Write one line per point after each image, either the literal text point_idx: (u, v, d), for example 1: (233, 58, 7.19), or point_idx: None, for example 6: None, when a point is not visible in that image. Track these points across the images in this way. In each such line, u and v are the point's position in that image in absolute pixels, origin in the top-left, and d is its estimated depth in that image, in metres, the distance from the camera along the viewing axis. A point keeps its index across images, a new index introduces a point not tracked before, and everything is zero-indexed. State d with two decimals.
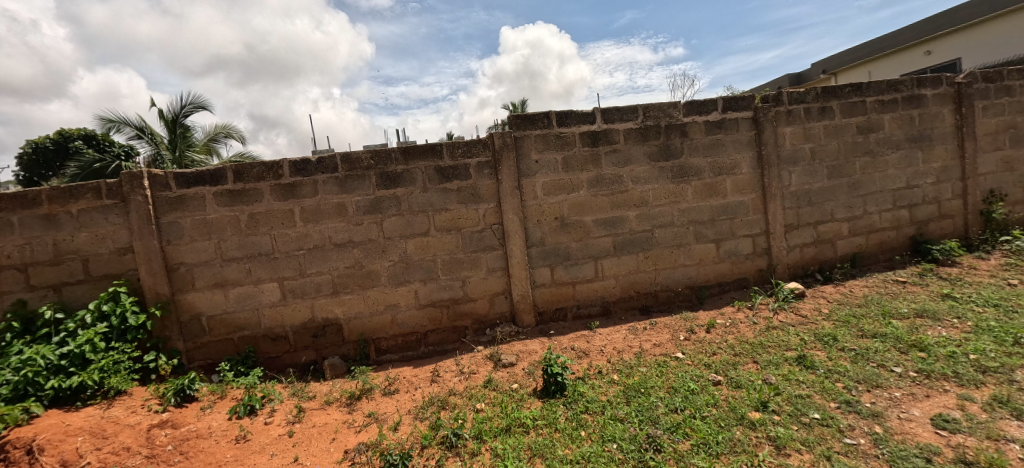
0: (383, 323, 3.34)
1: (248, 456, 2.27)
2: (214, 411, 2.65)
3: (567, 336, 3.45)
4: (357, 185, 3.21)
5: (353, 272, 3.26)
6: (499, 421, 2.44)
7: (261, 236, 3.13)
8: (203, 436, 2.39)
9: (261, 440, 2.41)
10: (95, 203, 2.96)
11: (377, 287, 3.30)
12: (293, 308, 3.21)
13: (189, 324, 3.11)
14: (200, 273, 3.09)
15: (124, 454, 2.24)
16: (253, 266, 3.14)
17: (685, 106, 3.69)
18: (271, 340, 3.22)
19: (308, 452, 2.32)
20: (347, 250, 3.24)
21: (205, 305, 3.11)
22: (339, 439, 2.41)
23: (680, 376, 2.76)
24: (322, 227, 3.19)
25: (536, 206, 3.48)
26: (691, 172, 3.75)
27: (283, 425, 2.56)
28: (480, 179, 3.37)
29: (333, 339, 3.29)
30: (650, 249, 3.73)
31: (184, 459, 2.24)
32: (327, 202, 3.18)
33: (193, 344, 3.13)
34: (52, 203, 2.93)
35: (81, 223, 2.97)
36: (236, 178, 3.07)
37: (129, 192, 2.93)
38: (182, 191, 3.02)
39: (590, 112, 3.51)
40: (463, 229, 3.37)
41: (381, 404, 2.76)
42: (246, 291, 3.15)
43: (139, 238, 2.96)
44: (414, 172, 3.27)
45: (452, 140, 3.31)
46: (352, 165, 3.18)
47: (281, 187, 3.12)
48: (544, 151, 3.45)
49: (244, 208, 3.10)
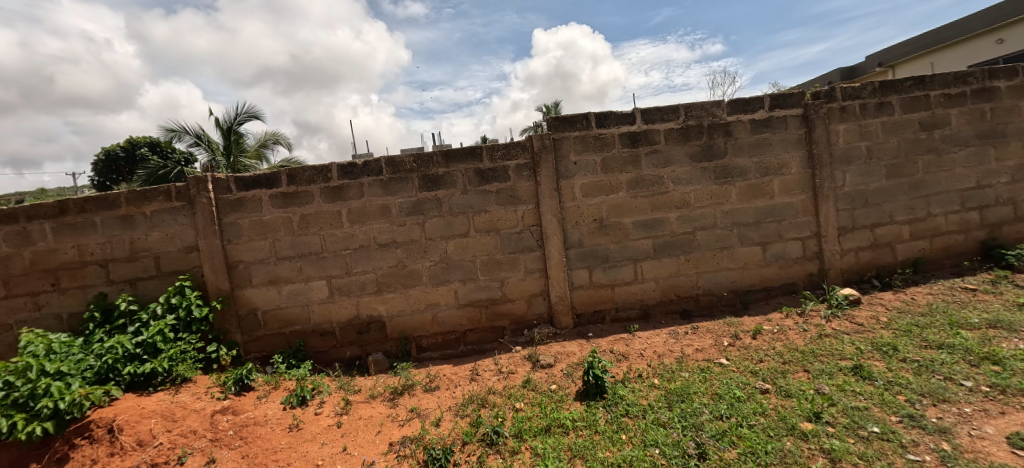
0: (424, 321, 3.43)
1: (301, 444, 2.40)
2: (269, 400, 2.82)
3: (605, 338, 3.42)
4: (400, 187, 3.32)
5: (395, 271, 3.37)
6: (539, 421, 2.45)
7: (311, 236, 3.30)
8: (260, 423, 2.54)
9: (312, 429, 2.54)
10: (166, 205, 3.22)
11: (418, 286, 3.40)
12: (340, 305, 3.36)
13: (246, 318, 3.32)
14: (257, 270, 3.29)
15: (191, 437, 2.42)
16: (304, 265, 3.31)
17: (729, 105, 3.58)
18: (319, 335, 3.38)
19: (355, 442, 2.42)
20: (391, 251, 3.35)
21: (260, 300, 3.31)
22: (385, 432, 2.50)
23: (725, 383, 2.67)
24: (368, 228, 3.32)
25: (574, 208, 3.47)
26: (736, 173, 3.63)
27: (331, 416, 2.68)
28: (518, 181, 3.40)
29: (376, 336, 3.41)
30: (691, 252, 3.64)
31: (244, 444, 2.39)
32: (373, 204, 3.31)
33: (249, 336, 3.34)
34: (129, 205, 3.21)
35: (153, 223, 3.23)
36: (289, 181, 3.25)
37: (195, 194, 3.17)
38: (242, 193, 3.23)
39: (630, 113, 3.47)
40: (501, 230, 3.42)
41: (423, 400, 2.84)
42: (297, 288, 3.33)
43: (204, 238, 3.19)
44: (454, 174, 3.35)
45: (491, 143, 3.37)
46: (396, 167, 3.30)
47: (330, 189, 3.27)
48: (582, 152, 3.45)
49: (297, 210, 3.28)
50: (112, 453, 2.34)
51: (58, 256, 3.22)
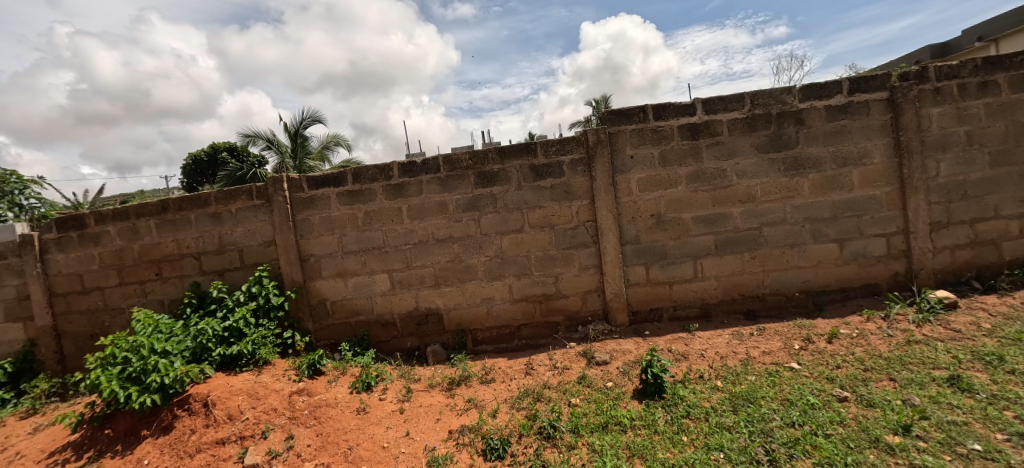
0: (479, 315, 3.51)
1: (368, 426, 2.55)
2: (338, 384, 3.02)
3: (662, 337, 3.32)
4: (457, 184, 3.41)
5: (452, 266, 3.48)
6: (595, 418, 2.44)
7: (374, 231, 3.48)
8: (331, 405, 2.73)
9: (378, 413, 2.69)
10: (248, 203, 3.53)
11: (474, 280, 3.48)
12: (401, 297, 3.52)
13: (317, 307, 3.56)
14: (326, 263, 3.53)
15: (272, 414, 2.65)
16: (368, 259, 3.51)
17: (801, 91, 3.33)
18: (382, 325, 3.57)
19: (417, 428, 2.54)
20: (448, 246, 3.46)
21: (329, 291, 3.55)
22: (444, 420, 2.60)
23: (796, 388, 2.51)
24: (426, 224, 3.45)
25: (630, 203, 3.40)
26: (809, 164, 3.37)
27: (394, 402, 2.82)
28: (573, 176, 3.38)
29: (434, 327, 3.54)
30: (757, 249, 3.43)
31: (318, 423, 2.58)
32: (431, 201, 3.43)
33: (320, 325, 3.59)
34: (218, 203, 3.55)
35: (237, 220, 3.56)
36: (354, 180, 3.45)
37: (273, 192, 3.45)
38: (313, 192, 3.48)
39: (690, 103, 3.33)
40: (556, 226, 3.42)
41: (479, 391, 2.92)
42: (362, 281, 3.53)
43: (281, 233, 3.47)
44: (509, 171, 3.39)
45: (545, 139, 3.38)
46: (453, 165, 3.40)
47: (391, 187, 3.44)
48: (639, 146, 3.37)
49: (362, 207, 3.47)
50: (208, 424, 2.61)
51: (161, 248, 3.64)
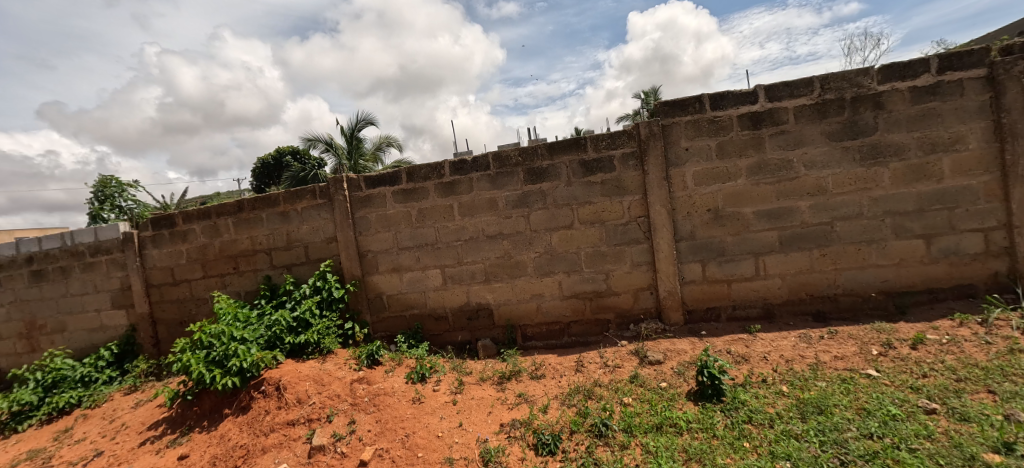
0: (529, 310, 3.53)
1: (423, 416, 2.65)
2: (394, 375, 3.16)
3: (720, 338, 3.17)
4: (507, 181, 3.45)
5: (503, 262, 3.52)
6: (649, 418, 2.38)
7: (427, 228, 3.60)
8: (389, 393, 2.86)
9: (432, 403, 2.79)
10: (312, 202, 3.78)
11: (524, 277, 3.51)
12: (452, 292, 3.62)
13: (375, 300, 3.74)
14: (383, 259, 3.69)
15: (336, 399, 2.83)
16: (421, 255, 3.63)
17: (880, 72, 3.03)
18: (435, 319, 3.68)
19: (470, 420, 2.60)
20: (498, 242, 3.51)
21: (386, 286, 3.71)
22: (495, 413, 2.65)
23: (874, 397, 2.30)
24: (477, 220, 3.52)
25: (685, 198, 3.27)
26: (889, 152, 3.07)
27: (447, 394, 2.91)
28: (624, 171, 3.31)
29: (485, 322, 3.61)
30: (828, 246, 3.18)
31: (377, 410, 2.72)
32: (481, 198, 3.49)
33: (377, 317, 3.77)
34: (285, 202, 3.83)
35: (303, 218, 3.81)
36: (408, 179, 3.58)
37: (335, 192, 3.67)
38: (370, 191, 3.66)
39: (751, 90, 3.14)
40: (606, 222, 3.36)
41: (529, 386, 2.94)
42: (416, 276, 3.66)
43: (341, 230, 3.68)
44: (559, 166, 3.37)
45: (595, 133, 3.33)
46: (503, 162, 3.44)
47: (443, 185, 3.54)
48: (694, 138, 3.22)
49: (415, 204, 3.60)
50: (280, 406, 2.83)
51: (238, 245, 3.99)
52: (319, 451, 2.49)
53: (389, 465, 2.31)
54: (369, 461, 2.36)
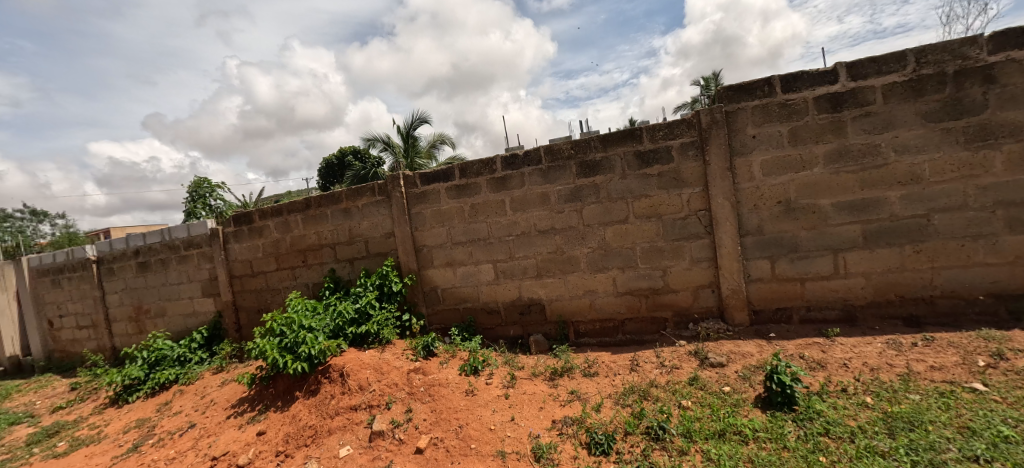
0: (582, 306, 3.47)
1: (476, 408, 2.70)
2: (449, 366, 3.24)
3: (792, 341, 2.93)
4: (559, 175, 3.40)
5: (555, 257, 3.48)
6: (711, 424, 2.24)
7: (480, 223, 3.65)
8: (444, 384, 2.94)
9: (485, 396, 2.83)
10: (372, 199, 3.95)
11: (576, 272, 3.44)
12: (505, 286, 3.64)
13: (430, 293, 3.86)
14: (437, 253, 3.79)
15: (394, 388, 2.95)
16: (474, 250, 3.69)
17: (992, 40, 2.61)
18: (487, 313, 3.73)
19: (522, 414, 2.61)
20: (550, 237, 3.47)
21: (440, 279, 3.81)
22: (547, 409, 2.63)
23: (981, 415, 2.00)
24: (529, 215, 3.51)
25: (751, 189, 3.03)
26: (1004, 133, 2.64)
27: (500, 387, 2.94)
28: (683, 162, 3.13)
29: (537, 317, 3.60)
30: (923, 242, 2.82)
31: (432, 400, 2.80)
32: (532, 193, 3.47)
33: (432, 309, 3.88)
34: (348, 199, 4.04)
35: (363, 214, 4.01)
36: (461, 175, 3.65)
37: (392, 189, 3.82)
38: (425, 187, 3.76)
39: (830, 69, 2.84)
40: (664, 216, 3.21)
41: (582, 383, 2.89)
42: (469, 270, 3.72)
43: (399, 225, 3.83)
44: (613, 159, 3.27)
45: (652, 123, 3.18)
46: (555, 156, 3.39)
47: (495, 180, 3.56)
48: (762, 124, 2.98)
49: (468, 200, 3.66)
50: (344, 392, 3.00)
51: (306, 239, 4.28)
52: (379, 435, 2.61)
53: (444, 453, 2.38)
54: (424, 449, 2.43)
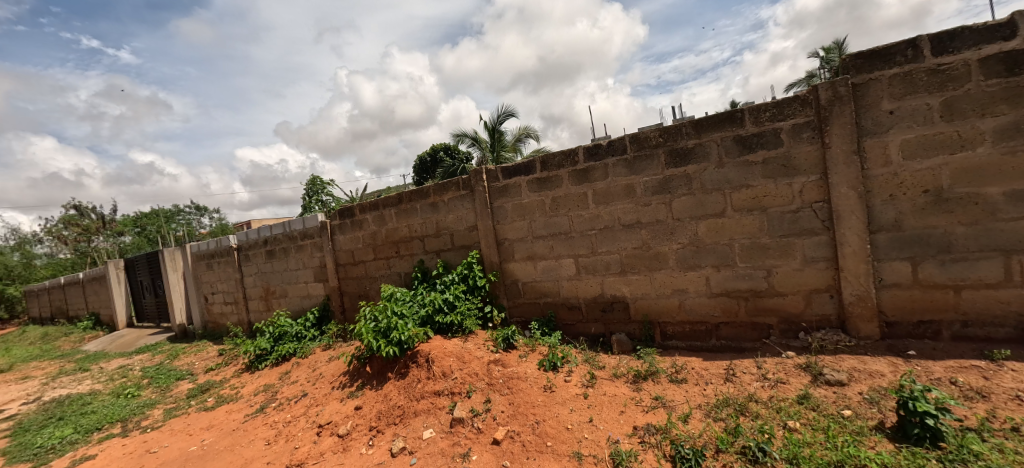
0: (670, 306, 3.22)
1: (554, 405, 2.66)
2: (528, 360, 3.24)
3: (939, 362, 2.40)
4: (645, 165, 3.18)
5: (640, 253, 3.27)
6: (824, 452, 1.92)
7: (562, 217, 3.57)
8: (522, 378, 2.95)
9: (563, 394, 2.77)
10: (456, 193, 4.09)
11: (664, 270, 3.21)
12: (586, 282, 3.53)
13: (511, 286, 3.88)
14: (518, 247, 3.80)
15: (475, 377, 3.04)
16: (555, 244, 3.63)
17: None
18: (568, 309, 3.65)
19: (601, 416, 2.51)
20: (635, 232, 3.27)
21: (521, 273, 3.82)
22: (628, 414, 2.49)
23: None
24: (612, 208, 3.34)
25: (886, 177, 2.53)
26: None
27: (579, 386, 2.86)
28: (795, 146, 2.72)
29: (620, 316, 3.43)
30: None
31: (511, 393, 2.83)
32: (617, 184, 3.30)
33: (513, 302, 3.90)
34: (435, 194, 4.23)
35: (448, 208, 4.17)
36: (542, 168, 3.61)
37: (475, 183, 3.91)
38: (506, 181, 3.79)
39: (1005, 21, 2.24)
40: (769, 208, 2.83)
41: (668, 390, 2.68)
42: (550, 264, 3.67)
43: (482, 219, 3.91)
44: (708, 145, 2.96)
45: (756, 104, 2.82)
46: (641, 144, 3.18)
47: (577, 172, 3.45)
48: (903, 96, 2.46)
49: (549, 193, 3.60)
50: (429, 377, 3.16)
51: (399, 232, 4.59)
52: (459, 422, 2.69)
53: (520, 448, 2.38)
54: (501, 441, 2.46)
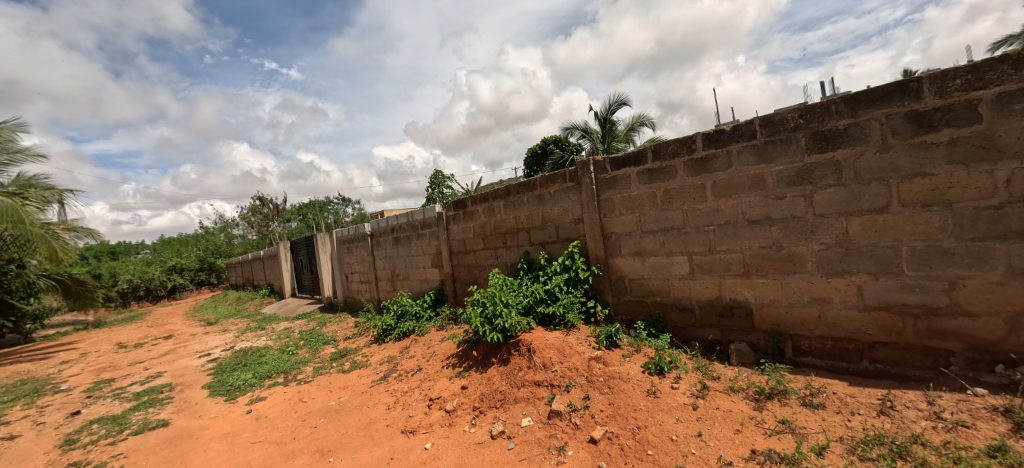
0: (806, 318, 2.76)
1: (657, 412, 2.49)
2: (631, 361, 3.09)
3: None
4: (780, 152, 2.75)
5: (770, 253, 2.85)
6: None
7: (675, 211, 3.30)
8: (624, 379, 2.83)
9: (669, 401, 2.58)
10: (562, 185, 4.06)
11: (800, 274, 2.75)
12: (701, 283, 3.21)
13: (616, 282, 3.72)
14: (625, 241, 3.62)
15: (575, 372, 3.00)
16: (666, 240, 3.37)
17: None
18: (679, 310, 3.37)
19: (712, 432, 2.27)
20: (764, 229, 2.86)
21: (628, 269, 3.63)
22: (746, 435, 2.21)
23: None
24: (735, 202, 2.97)
25: None
26: None
27: (687, 395, 2.63)
28: (1001, 122, 2.10)
29: (741, 323, 3.05)
30: None
31: (611, 393, 2.73)
32: (742, 174, 2.92)
33: (618, 299, 3.74)
34: (541, 186, 4.26)
35: (554, 200, 4.16)
36: (654, 157, 3.37)
37: (582, 175, 3.83)
38: (615, 172, 3.63)
39: None
40: (956, 204, 2.23)
41: (799, 414, 2.31)
42: (660, 261, 3.43)
43: (587, 211, 3.82)
44: (866, 126, 2.44)
45: (941, 70, 2.24)
46: (775, 128, 2.76)
47: (694, 161, 3.15)
48: None
49: (661, 185, 3.35)
50: (530, 366, 3.22)
51: (506, 223, 4.74)
52: (557, 415, 2.70)
53: (618, 450, 2.28)
54: (599, 441, 2.39)
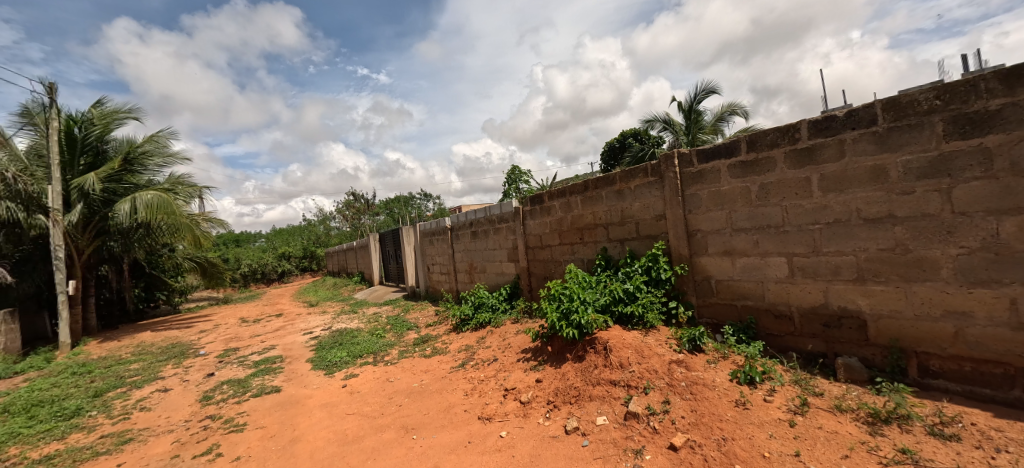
0: (938, 333, 2.36)
1: (746, 425, 2.31)
2: (717, 368, 2.90)
3: None
4: (908, 139, 2.37)
5: (891, 257, 2.49)
6: None
7: (772, 207, 3.01)
8: (708, 386, 2.66)
9: (760, 415, 2.38)
10: (644, 180, 3.90)
11: (931, 282, 2.36)
12: (803, 288, 2.90)
13: (701, 283, 3.50)
14: (713, 240, 3.38)
15: (654, 374, 2.89)
16: (761, 239, 3.09)
17: None
18: (774, 317, 3.08)
19: (812, 454, 2.05)
20: (884, 228, 2.50)
21: (715, 269, 3.39)
22: (855, 461, 1.96)
23: None
24: (848, 197, 2.63)
25: None
26: None
27: (782, 410, 2.40)
28: None
29: (851, 335, 2.70)
30: None
31: (694, 399, 2.59)
32: (858, 166, 2.57)
33: (703, 301, 3.51)
34: (621, 181, 4.13)
35: (634, 196, 4.02)
36: (749, 148, 3.11)
37: (665, 169, 3.64)
38: (702, 166, 3.40)
39: None
40: None
41: (926, 444, 1.99)
42: (752, 262, 3.16)
43: (670, 207, 3.62)
44: None
45: None
46: (902, 112, 2.38)
47: (797, 152, 2.84)
48: None
49: (756, 179, 3.08)
50: (605, 365, 3.16)
51: (584, 219, 4.68)
52: (634, 417, 2.62)
53: (701, 461, 2.16)
54: (680, 448, 2.28)
